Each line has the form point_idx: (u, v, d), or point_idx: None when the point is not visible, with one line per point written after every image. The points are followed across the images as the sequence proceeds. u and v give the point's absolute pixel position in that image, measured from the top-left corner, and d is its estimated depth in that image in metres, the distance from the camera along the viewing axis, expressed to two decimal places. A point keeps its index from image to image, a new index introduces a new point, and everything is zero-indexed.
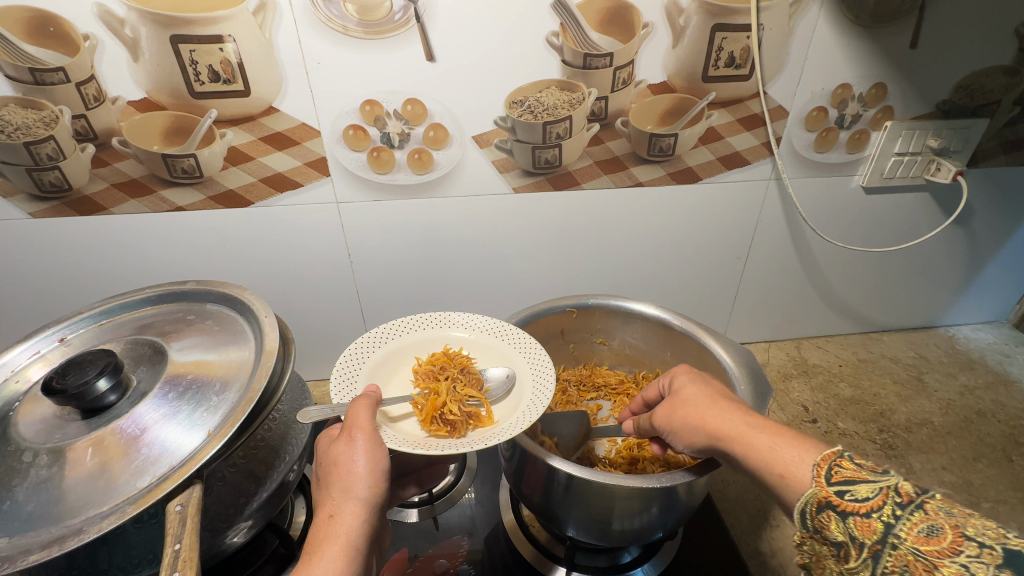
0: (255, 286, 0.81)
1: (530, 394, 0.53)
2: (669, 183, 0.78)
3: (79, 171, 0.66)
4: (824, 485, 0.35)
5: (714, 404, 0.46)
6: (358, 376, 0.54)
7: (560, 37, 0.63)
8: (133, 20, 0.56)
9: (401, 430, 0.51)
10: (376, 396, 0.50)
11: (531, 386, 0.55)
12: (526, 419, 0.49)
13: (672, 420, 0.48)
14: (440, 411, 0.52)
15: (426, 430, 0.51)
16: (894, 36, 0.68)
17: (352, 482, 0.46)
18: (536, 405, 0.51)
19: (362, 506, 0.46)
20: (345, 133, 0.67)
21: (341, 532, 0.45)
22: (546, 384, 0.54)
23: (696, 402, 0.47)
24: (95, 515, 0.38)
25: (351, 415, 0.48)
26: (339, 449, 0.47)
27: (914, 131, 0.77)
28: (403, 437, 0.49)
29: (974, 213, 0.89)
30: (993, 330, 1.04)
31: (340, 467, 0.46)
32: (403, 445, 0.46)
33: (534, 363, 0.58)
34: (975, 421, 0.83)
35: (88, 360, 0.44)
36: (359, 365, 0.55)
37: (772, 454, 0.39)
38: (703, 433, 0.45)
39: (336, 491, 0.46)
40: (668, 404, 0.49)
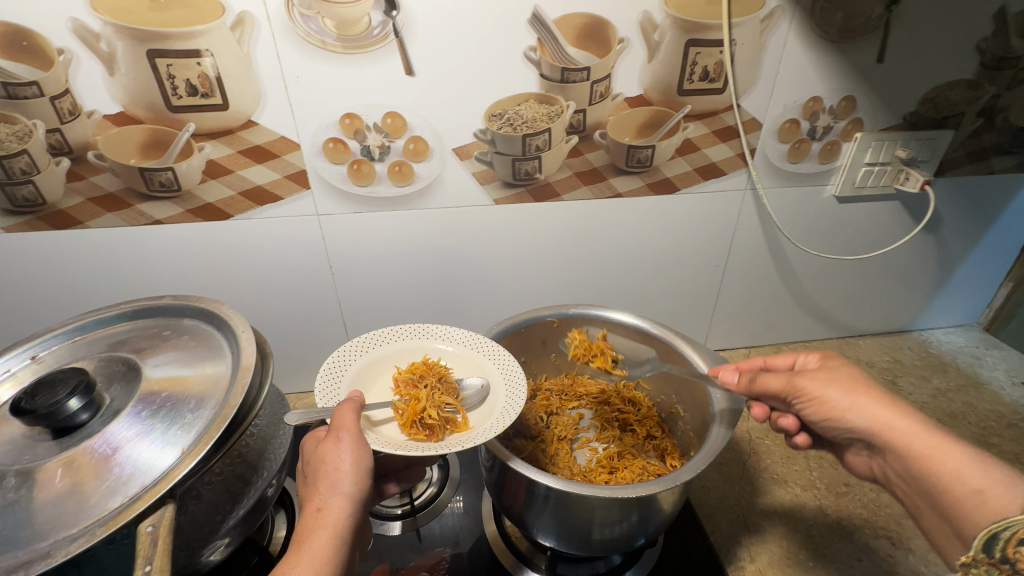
0: (236, 299, 0.81)
1: (504, 401, 0.55)
2: (648, 194, 0.79)
3: (53, 185, 0.65)
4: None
5: (876, 396, 0.50)
6: (340, 382, 0.55)
7: (537, 52, 0.64)
8: (109, 34, 0.56)
9: (382, 433, 0.52)
10: (360, 400, 0.51)
11: (504, 393, 0.56)
12: (500, 425, 0.51)
13: (826, 393, 0.51)
14: (419, 416, 0.53)
15: (405, 434, 0.53)
16: (861, 51, 0.70)
17: (339, 480, 0.46)
18: (509, 411, 0.53)
19: (348, 501, 0.46)
20: (325, 146, 0.67)
21: (329, 524, 0.44)
22: (518, 391, 0.56)
23: (854, 385, 0.51)
24: (64, 538, 0.38)
25: (336, 417, 0.48)
26: (325, 448, 0.47)
27: (883, 142, 0.80)
28: (384, 440, 0.50)
29: (943, 220, 0.91)
30: (965, 333, 1.07)
31: (328, 465, 0.47)
32: (384, 447, 0.48)
33: (507, 373, 0.59)
34: (948, 423, 0.85)
35: (59, 379, 0.44)
36: (341, 372, 0.56)
37: (968, 474, 0.42)
38: (865, 418, 0.49)
39: (323, 486, 0.46)
40: (824, 376, 0.53)
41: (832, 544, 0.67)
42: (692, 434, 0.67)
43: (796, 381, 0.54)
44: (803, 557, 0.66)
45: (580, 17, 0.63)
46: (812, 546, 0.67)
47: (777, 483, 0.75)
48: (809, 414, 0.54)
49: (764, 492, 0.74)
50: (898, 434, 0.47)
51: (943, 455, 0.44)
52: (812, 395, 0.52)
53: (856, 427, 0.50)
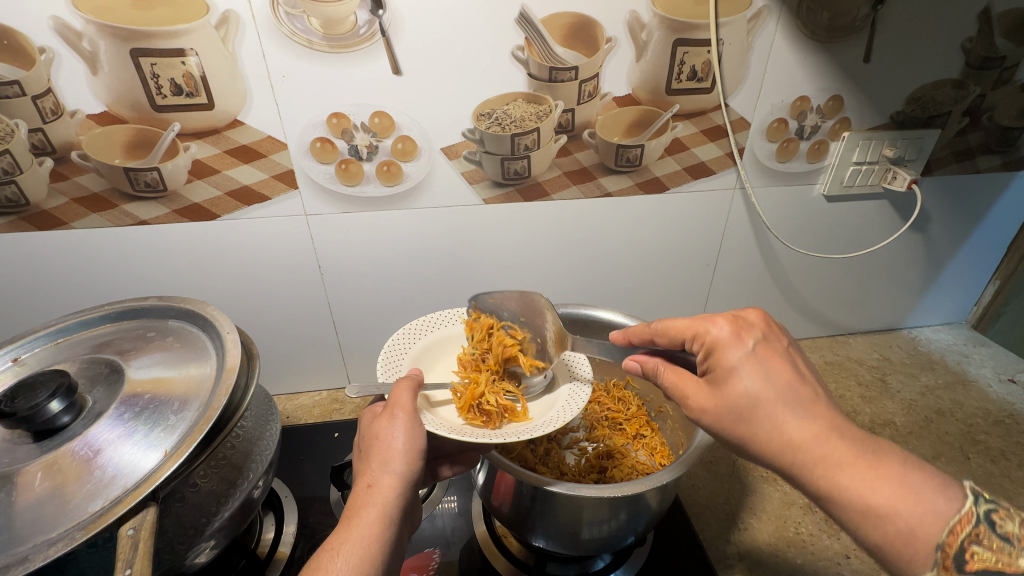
0: (224, 300, 0.80)
1: (567, 396, 0.56)
2: (637, 193, 0.79)
3: (37, 186, 0.65)
4: (952, 572, 0.34)
5: (781, 404, 0.41)
6: (403, 361, 0.57)
7: (525, 51, 0.64)
8: (91, 33, 0.55)
9: (440, 415, 0.52)
10: (418, 379, 0.51)
11: (566, 391, 0.57)
12: (561, 419, 0.50)
13: (723, 424, 0.44)
14: (477, 401, 0.54)
15: (462, 417, 0.53)
16: (848, 50, 0.70)
17: (391, 458, 0.46)
18: (572, 407, 0.53)
19: (399, 480, 0.46)
20: (312, 146, 0.67)
21: (378, 501, 0.45)
22: (581, 391, 0.56)
23: (779, 402, 0.41)
24: (43, 542, 0.37)
25: (392, 395, 0.49)
26: (380, 425, 0.48)
27: (870, 141, 0.80)
28: (440, 422, 0.50)
29: (931, 219, 0.92)
30: (954, 331, 1.08)
31: (380, 441, 0.47)
32: (440, 429, 0.47)
33: (572, 366, 0.61)
34: (935, 420, 0.85)
35: (39, 381, 0.43)
36: (403, 351, 0.58)
37: (880, 497, 0.36)
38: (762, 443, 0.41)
39: (375, 463, 0.47)
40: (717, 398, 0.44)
41: (819, 540, 0.68)
42: (680, 433, 0.67)
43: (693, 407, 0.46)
44: (791, 554, 0.66)
45: (568, 16, 0.63)
46: (800, 543, 0.67)
47: (766, 481, 0.75)
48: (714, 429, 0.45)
49: (753, 490, 0.74)
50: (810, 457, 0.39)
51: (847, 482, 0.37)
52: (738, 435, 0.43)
53: (745, 443, 0.43)
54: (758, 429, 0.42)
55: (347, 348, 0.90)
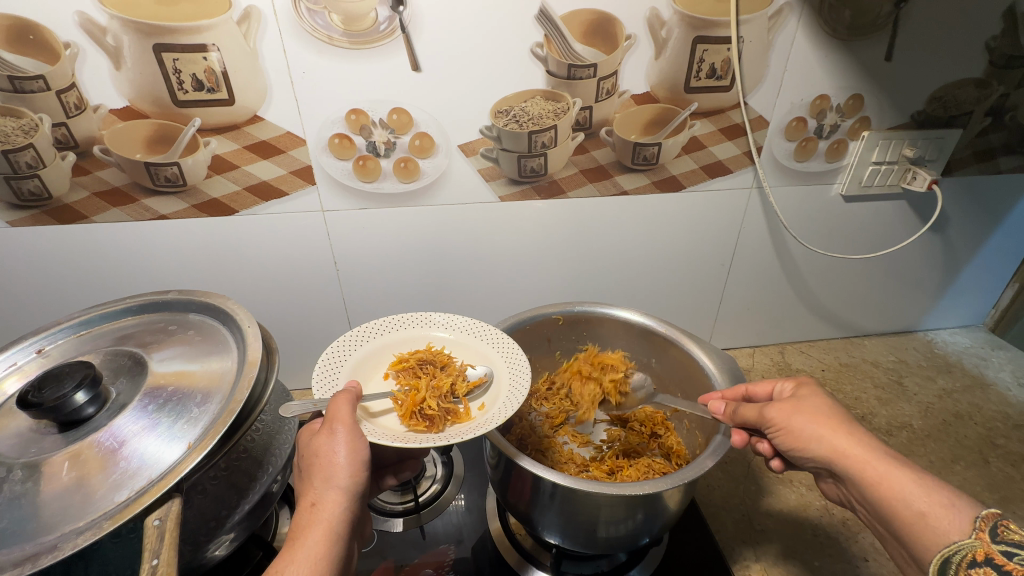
0: (241, 295, 0.81)
1: (507, 389, 0.55)
2: (653, 192, 0.79)
3: (59, 180, 0.65)
4: (987, 541, 0.37)
5: (839, 424, 0.48)
6: (340, 372, 0.55)
7: (544, 48, 0.64)
8: (115, 28, 0.56)
9: (380, 424, 0.51)
10: (356, 391, 0.51)
11: (507, 384, 0.55)
12: (503, 414, 0.50)
13: (792, 422, 0.49)
14: (419, 407, 0.53)
15: (404, 424, 0.52)
16: (870, 49, 0.70)
17: (333, 473, 0.46)
18: (513, 400, 0.52)
19: (344, 494, 0.46)
20: (331, 142, 0.67)
21: (323, 518, 0.45)
22: (521, 383, 0.54)
23: (819, 414, 0.49)
24: (70, 532, 0.37)
25: (330, 410, 0.48)
26: (320, 441, 0.47)
27: (891, 141, 0.79)
28: (382, 431, 0.49)
29: (949, 220, 0.91)
30: (970, 333, 1.07)
31: (322, 458, 0.46)
32: (383, 439, 0.46)
33: (510, 360, 0.58)
34: (953, 424, 0.84)
35: (66, 372, 0.44)
36: (341, 363, 0.56)
37: (914, 495, 0.41)
38: (824, 446, 0.47)
39: (318, 480, 0.46)
40: (790, 405, 0.51)
41: (837, 540, 0.67)
42: (699, 433, 0.67)
43: (767, 412, 0.51)
44: (808, 556, 0.65)
45: (587, 13, 0.62)
46: (817, 545, 0.66)
47: (783, 483, 0.75)
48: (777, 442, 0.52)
49: (770, 491, 0.74)
50: (852, 459, 0.45)
51: (895, 477, 0.42)
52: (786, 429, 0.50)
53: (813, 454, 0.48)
54: (802, 419, 0.49)
55: None
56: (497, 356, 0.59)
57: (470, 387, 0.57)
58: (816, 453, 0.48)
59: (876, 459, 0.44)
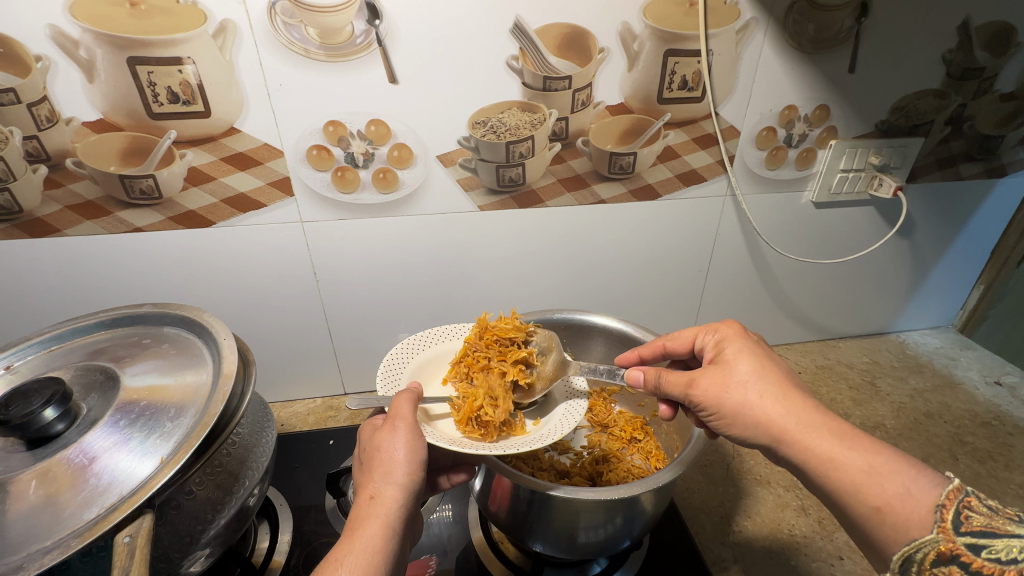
0: (217, 306, 0.80)
1: (563, 409, 0.58)
2: (631, 200, 0.80)
3: (30, 193, 0.65)
4: (951, 535, 0.35)
5: (768, 393, 0.46)
6: (402, 374, 0.58)
7: (519, 61, 0.65)
8: (88, 41, 0.56)
9: (439, 428, 0.54)
10: (417, 392, 0.53)
11: (562, 408, 0.58)
12: (557, 432, 0.52)
13: (725, 401, 0.48)
14: (476, 413, 0.55)
15: (460, 430, 0.54)
16: (834, 61, 0.72)
17: (393, 469, 0.47)
18: (570, 419, 0.54)
19: (401, 490, 0.47)
20: (309, 153, 0.67)
21: (381, 512, 0.45)
22: (576, 408, 0.57)
23: (750, 384, 0.47)
24: (37, 551, 0.37)
25: (393, 407, 0.50)
26: (382, 437, 0.49)
27: (857, 149, 0.82)
28: (439, 435, 0.52)
29: (916, 225, 0.94)
30: (940, 334, 1.10)
31: (382, 454, 0.48)
32: (439, 440, 0.49)
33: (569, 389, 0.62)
34: (925, 422, 0.87)
35: (34, 389, 0.43)
36: (402, 365, 0.60)
37: (866, 484, 0.39)
38: (761, 429, 0.45)
39: (377, 474, 0.47)
40: (721, 379, 0.49)
41: (813, 540, 0.68)
42: (675, 437, 0.67)
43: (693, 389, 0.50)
44: (786, 556, 0.66)
45: (561, 27, 0.64)
46: (794, 545, 0.68)
47: (760, 484, 0.76)
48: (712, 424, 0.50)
49: (748, 493, 0.75)
50: (792, 443, 0.44)
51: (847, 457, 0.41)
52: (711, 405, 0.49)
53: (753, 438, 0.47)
54: (733, 394, 0.47)
55: (341, 355, 0.89)
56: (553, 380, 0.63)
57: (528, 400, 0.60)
58: (751, 432, 0.46)
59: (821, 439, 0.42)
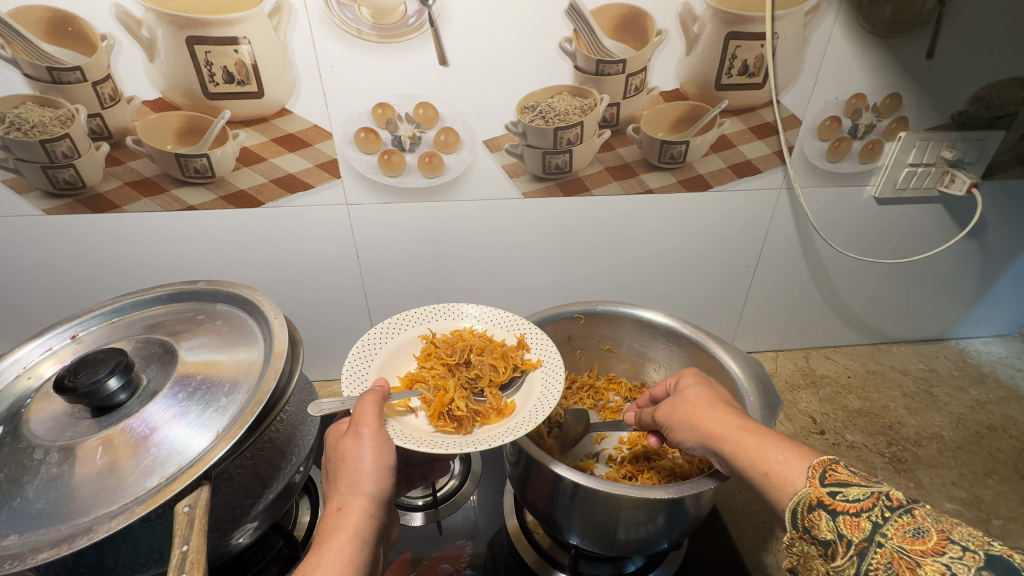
0: (264, 286, 0.82)
1: (538, 390, 0.53)
2: (680, 191, 0.77)
3: (93, 170, 0.67)
4: (817, 485, 0.36)
5: (707, 412, 0.46)
6: (370, 369, 0.55)
7: (573, 43, 0.63)
8: (150, 21, 0.57)
9: (408, 424, 0.51)
10: (383, 391, 0.51)
11: (539, 381, 0.55)
12: (532, 419, 0.49)
13: (672, 427, 0.49)
14: (448, 407, 0.52)
15: (433, 425, 0.51)
16: (910, 46, 0.67)
17: (360, 478, 0.47)
18: (543, 405, 0.50)
19: (370, 501, 0.47)
20: (357, 135, 0.67)
21: (348, 523, 0.46)
22: (554, 380, 0.54)
23: (701, 398, 0.48)
24: (104, 514, 0.38)
25: (358, 411, 0.48)
26: (346, 445, 0.48)
27: (929, 142, 0.76)
28: (410, 433, 0.49)
29: (987, 226, 0.88)
30: (1005, 343, 1.03)
31: (347, 462, 0.47)
32: (408, 442, 0.46)
33: (545, 365, 0.56)
34: (986, 436, 0.81)
35: (99, 358, 0.45)
36: (371, 357, 0.57)
37: (760, 454, 0.40)
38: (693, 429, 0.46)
39: (344, 485, 0.47)
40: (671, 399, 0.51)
41: None
42: None
43: (656, 417, 0.52)
44: None
45: (618, 8, 0.61)
46: None
47: None
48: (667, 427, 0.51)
49: None
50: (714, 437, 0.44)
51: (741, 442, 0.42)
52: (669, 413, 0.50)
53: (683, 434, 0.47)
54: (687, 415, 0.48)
55: None
56: (530, 350, 0.59)
57: (504, 381, 0.56)
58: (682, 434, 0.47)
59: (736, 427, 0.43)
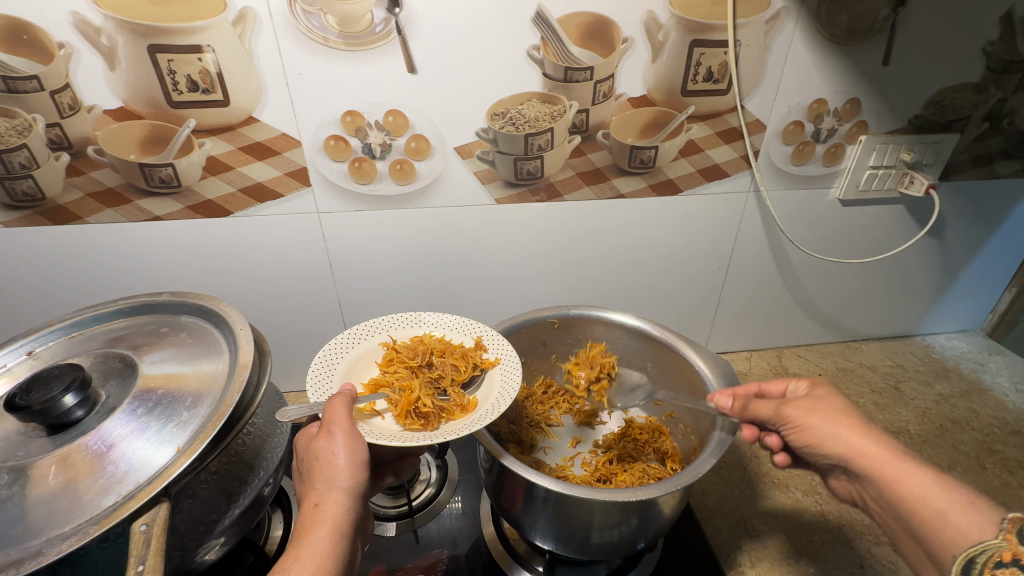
0: (235, 296, 0.80)
1: (499, 386, 0.54)
2: (650, 195, 0.78)
3: (53, 180, 0.65)
4: (1013, 542, 0.34)
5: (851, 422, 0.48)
6: (333, 375, 0.55)
7: (540, 51, 0.64)
8: (110, 29, 0.56)
9: (376, 425, 0.51)
10: (351, 393, 0.51)
11: (500, 378, 0.55)
12: (496, 409, 0.50)
13: (809, 423, 0.50)
14: (414, 405, 0.53)
15: (400, 424, 0.52)
16: (867, 52, 0.69)
17: (334, 475, 0.46)
18: (504, 397, 0.51)
19: (346, 494, 0.46)
20: (326, 144, 0.67)
21: (326, 518, 0.45)
22: (512, 374, 0.55)
23: (837, 412, 0.49)
24: (56, 536, 0.37)
25: (328, 412, 0.48)
26: (319, 445, 0.47)
27: (888, 145, 0.79)
28: (379, 431, 0.49)
29: (946, 224, 0.91)
30: (968, 339, 1.06)
31: (321, 461, 0.46)
32: (380, 439, 0.47)
33: (503, 364, 0.57)
34: (950, 429, 0.84)
35: (54, 375, 0.43)
36: (335, 364, 0.56)
37: (930, 493, 0.40)
38: (840, 444, 0.47)
39: (319, 482, 0.46)
40: (807, 405, 0.51)
41: (833, 549, 0.67)
42: (693, 437, 0.66)
43: (784, 410, 0.52)
44: (803, 563, 0.65)
45: (584, 16, 0.62)
46: (812, 552, 0.66)
47: (778, 487, 0.75)
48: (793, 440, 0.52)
49: (765, 496, 0.73)
50: (864, 457, 0.45)
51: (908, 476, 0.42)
52: (800, 425, 0.50)
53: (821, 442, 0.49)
54: (825, 428, 0.48)
55: None
56: (488, 350, 0.60)
57: (466, 380, 0.57)
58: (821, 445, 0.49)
59: (889, 458, 0.44)
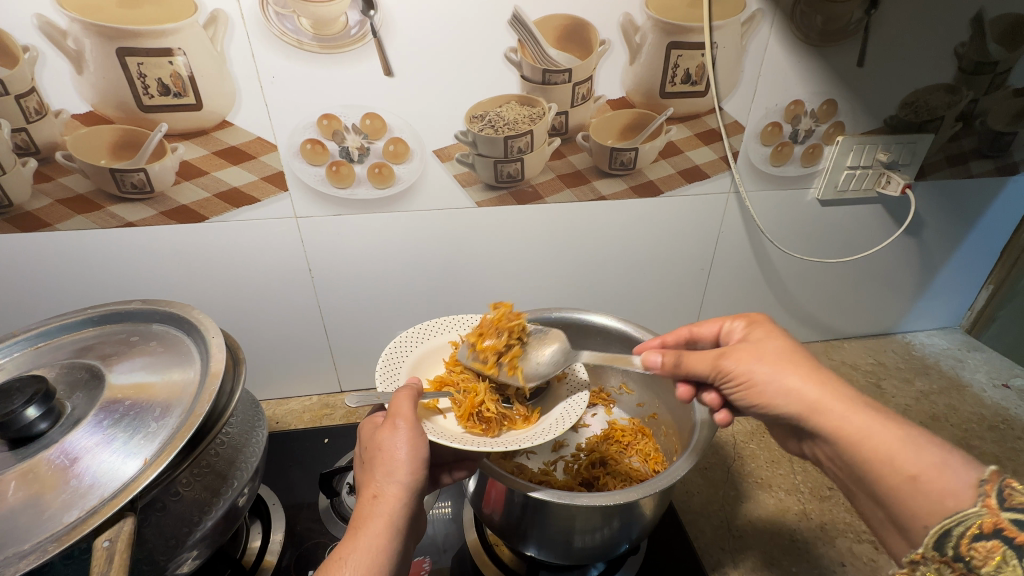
0: (211, 303, 0.79)
1: (563, 404, 0.57)
2: (631, 197, 0.78)
3: (20, 187, 0.64)
4: (995, 509, 0.33)
5: (801, 368, 0.48)
6: (401, 370, 0.57)
7: (518, 53, 0.63)
8: (76, 31, 0.54)
9: (439, 425, 0.52)
10: (417, 388, 0.51)
11: (565, 398, 0.57)
12: (559, 426, 0.51)
13: (754, 374, 0.49)
14: (477, 408, 0.54)
15: (461, 426, 0.53)
16: (842, 55, 0.70)
17: (395, 469, 0.46)
18: (569, 415, 0.53)
19: (404, 489, 0.46)
20: (302, 147, 0.66)
21: (384, 512, 0.44)
22: (579, 398, 0.56)
23: (781, 356, 0.49)
24: (14, 554, 0.36)
25: (394, 405, 0.49)
26: (383, 435, 0.47)
27: (864, 145, 0.80)
28: (439, 431, 0.50)
29: (923, 223, 0.92)
30: (947, 336, 1.08)
31: (384, 453, 0.46)
32: (441, 438, 0.48)
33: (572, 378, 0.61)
34: (930, 426, 0.85)
35: (16, 388, 0.42)
36: (401, 360, 0.58)
37: (906, 455, 0.39)
38: (791, 401, 0.47)
39: (379, 473, 0.46)
40: (750, 352, 0.50)
41: (815, 548, 0.67)
42: (675, 439, 0.66)
43: (724, 362, 0.51)
44: (786, 562, 0.65)
45: (562, 18, 0.62)
46: (795, 552, 0.66)
47: (760, 486, 0.75)
48: (736, 398, 0.52)
49: (748, 496, 0.74)
50: (824, 412, 0.45)
51: (877, 437, 0.41)
52: (741, 377, 0.50)
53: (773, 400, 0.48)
54: (774, 382, 0.48)
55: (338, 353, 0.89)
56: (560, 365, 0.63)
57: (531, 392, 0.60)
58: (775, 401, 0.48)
59: (852, 412, 0.43)
